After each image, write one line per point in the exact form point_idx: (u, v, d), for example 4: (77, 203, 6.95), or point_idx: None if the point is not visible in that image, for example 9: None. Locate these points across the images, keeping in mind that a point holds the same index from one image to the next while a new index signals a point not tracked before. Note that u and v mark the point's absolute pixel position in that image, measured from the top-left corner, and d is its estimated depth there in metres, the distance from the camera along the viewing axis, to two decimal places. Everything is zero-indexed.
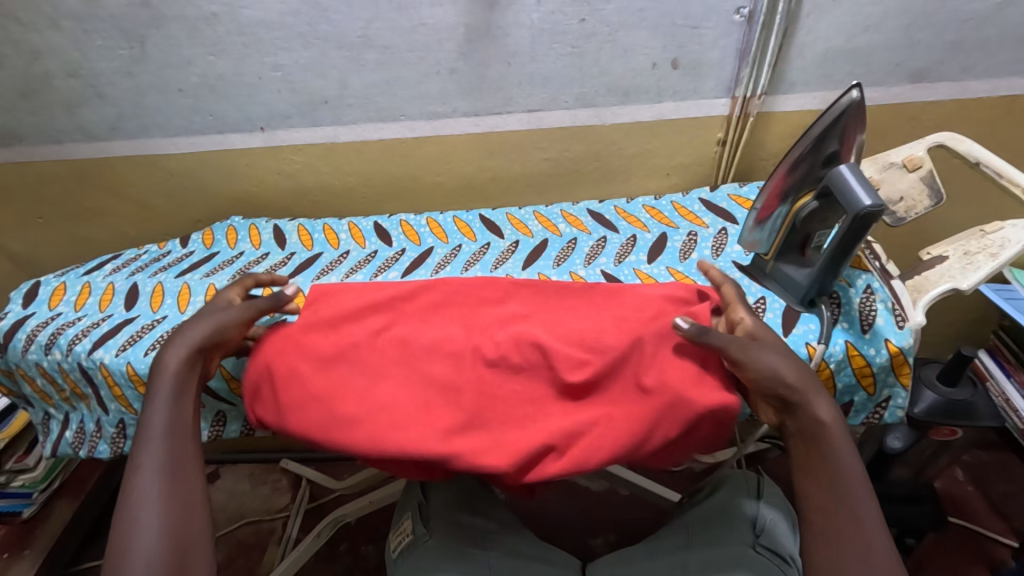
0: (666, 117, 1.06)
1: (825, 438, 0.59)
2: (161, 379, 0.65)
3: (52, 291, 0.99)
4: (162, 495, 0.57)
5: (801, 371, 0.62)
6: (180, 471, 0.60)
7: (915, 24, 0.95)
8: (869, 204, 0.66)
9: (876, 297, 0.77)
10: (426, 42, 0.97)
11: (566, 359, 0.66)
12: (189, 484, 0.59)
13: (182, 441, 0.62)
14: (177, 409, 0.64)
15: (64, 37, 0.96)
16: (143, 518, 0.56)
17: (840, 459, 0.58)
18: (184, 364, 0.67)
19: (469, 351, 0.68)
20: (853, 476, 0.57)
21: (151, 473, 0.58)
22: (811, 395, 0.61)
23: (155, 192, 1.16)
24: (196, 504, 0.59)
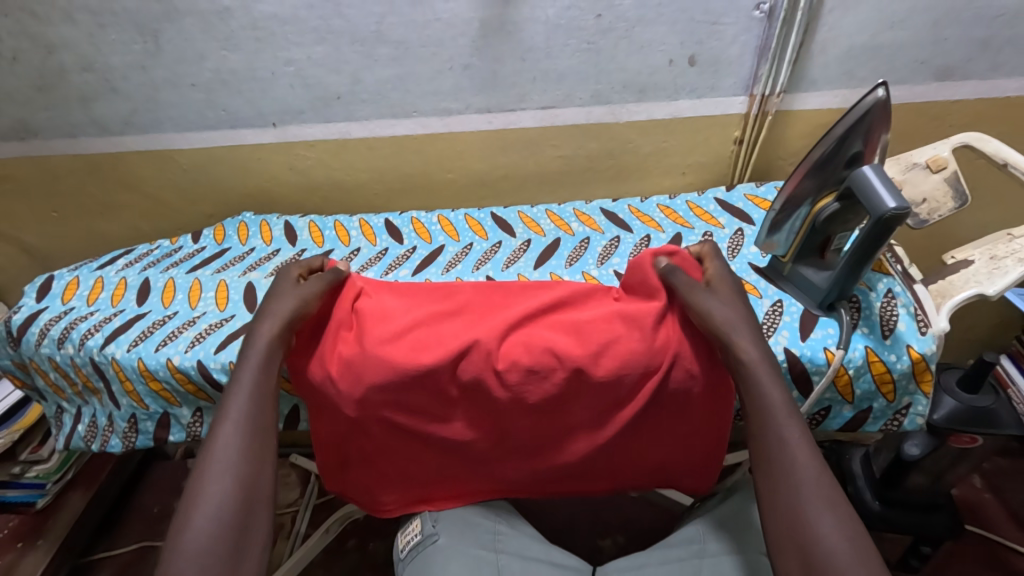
0: (683, 115, 1.04)
1: (747, 373, 0.60)
2: (262, 333, 0.66)
3: (65, 285, 0.99)
4: (239, 445, 0.57)
5: (734, 314, 0.64)
6: (258, 429, 0.59)
7: (942, 21, 0.93)
8: (893, 206, 0.64)
9: (898, 301, 0.75)
10: (440, 38, 0.96)
11: (580, 365, 0.66)
12: (262, 446, 0.59)
13: (265, 398, 0.62)
14: (266, 370, 0.64)
15: (79, 31, 0.96)
16: (221, 462, 0.56)
17: (762, 390, 0.58)
18: (275, 335, 0.66)
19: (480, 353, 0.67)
20: (772, 402, 0.57)
21: (233, 423, 0.59)
22: (727, 334, 0.62)
23: (167, 188, 1.16)
24: (268, 463, 0.58)
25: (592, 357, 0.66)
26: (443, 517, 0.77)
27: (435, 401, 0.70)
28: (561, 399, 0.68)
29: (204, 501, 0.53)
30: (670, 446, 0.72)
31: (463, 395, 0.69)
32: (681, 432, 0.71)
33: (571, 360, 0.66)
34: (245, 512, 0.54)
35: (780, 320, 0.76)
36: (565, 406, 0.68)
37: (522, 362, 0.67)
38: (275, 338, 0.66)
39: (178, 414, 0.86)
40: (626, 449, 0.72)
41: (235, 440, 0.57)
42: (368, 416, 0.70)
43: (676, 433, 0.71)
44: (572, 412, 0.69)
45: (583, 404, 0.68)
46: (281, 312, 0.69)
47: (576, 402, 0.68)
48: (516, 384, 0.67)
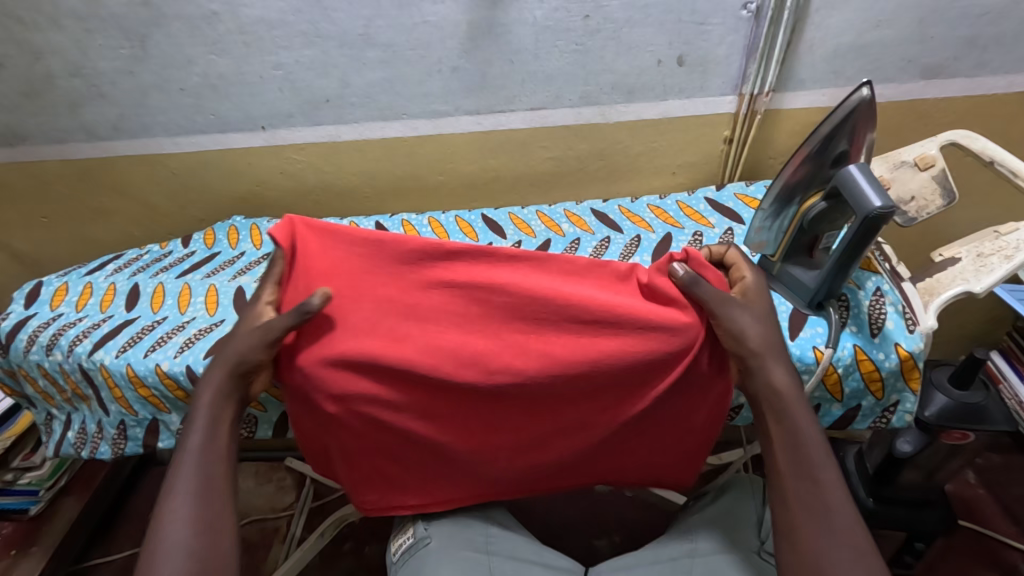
0: (672, 114, 1.04)
1: (776, 400, 0.61)
2: (206, 392, 0.66)
3: (54, 291, 0.99)
4: (190, 514, 0.58)
5: (765, 336, 0.64)
6: (209, 496, 0.59)
7: (928, 20, 0.93)
8: (880, 204, 0.64)
9: (886, 300, 0.76)
10: (428, 40, 0.96)
11: (577, 368, 0.66)
12: (215, 510, 0.59)
13: (217, 463, 0.62)
14: (212, 433, 0.63)
15: (65, 36, 0.96)
16: (174, 532, 0.56)
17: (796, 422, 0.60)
18: (218, 394, 0.66)
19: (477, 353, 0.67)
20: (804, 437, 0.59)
21: (183, 493, 0.59)
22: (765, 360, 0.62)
23: (158, 192, 1.16)
24: (222, 527, 0.58)
25: (591, 361, 0.66)
26: (436, 519, 0.76)
27: (422, 401, 0.69)
28: (556, 401, 0.68)
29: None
30: (666, 448, 0.72)
31: (451, 400, 0.68)
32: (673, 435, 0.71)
33: (569, 364, 0.66)
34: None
35: None
36: (559, 408, 0.69)
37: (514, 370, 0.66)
38: (220, 393, 0.66)
39: (167, 419, 0.85)
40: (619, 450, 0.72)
41: (188, 510, 0.58)
42: (350, 412, 0.68)
43: (672, 434, 0.71)
44: (562, 416, 0.69)
45: (575, 407, 0.69)
46: (229, 357, 0.67)
47: (569, 405, 0.68)
48: (494, 388, 0.67)
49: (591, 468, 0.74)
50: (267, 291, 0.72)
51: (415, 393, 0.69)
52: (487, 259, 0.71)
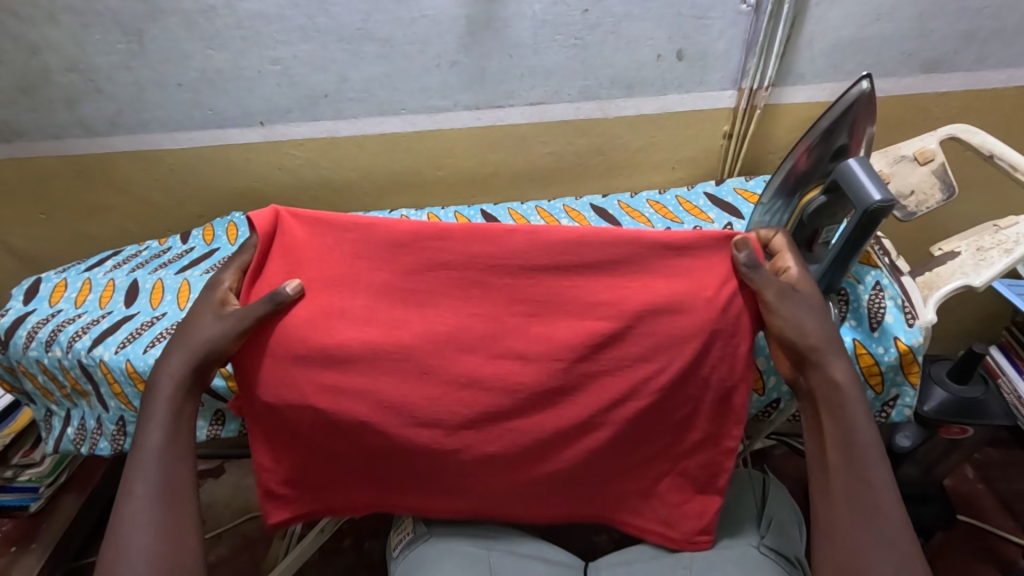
0: (671, 109, 1.04)
1: (834, 394, 0.58)
2: (162, 388, 0.65)
3: (52, 287, 0.99)
4: (149, 519, 0.58)
5: (827, 331, 0.61)
6: (173, 496, 0.60)
7: (928, 13, 0.93)
8: (879, 198, 0.63)
9: (885, 294, 0.75)
10: (427, 35, 0.95)
11: (579, 356, 0.66)
12: (174, 515, 0.59)
13: (175, 461, 0.62)
14: (173, 430, 0.63)
15: (62, 31, 0.96)
16: (136, 536, 0.57)
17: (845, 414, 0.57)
18: (178, 390, 0.65)
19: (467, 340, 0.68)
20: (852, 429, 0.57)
21: (141, 497, 0.59)
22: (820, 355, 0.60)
23: (156, 188, 1.15)
24: (184, 530, 0.59)
25: (592, 347, 0.66)
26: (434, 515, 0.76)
27: (415, 396, 0.67)
28: (547, 392, 0.67)
29: None
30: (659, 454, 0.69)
31: (441, 397, 0.67)
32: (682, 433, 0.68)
33: (566, 349, 0.66)
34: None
35: None
36: (553, 400, 0.67)
37: (506, 359, 0.67)
38: (180, 389, 0.65)
39: None
40: (630, 452, 0.69)
41: (149, 510, 0.58)
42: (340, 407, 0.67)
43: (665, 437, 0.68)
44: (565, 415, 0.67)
45: (575, 401, 0.67)
46: (193, 344, 0.67)
47: (570, 398, 0.67)
48: (490, 377, 0.67)
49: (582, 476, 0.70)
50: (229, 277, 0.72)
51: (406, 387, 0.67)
52: (476, 249, 0.69)
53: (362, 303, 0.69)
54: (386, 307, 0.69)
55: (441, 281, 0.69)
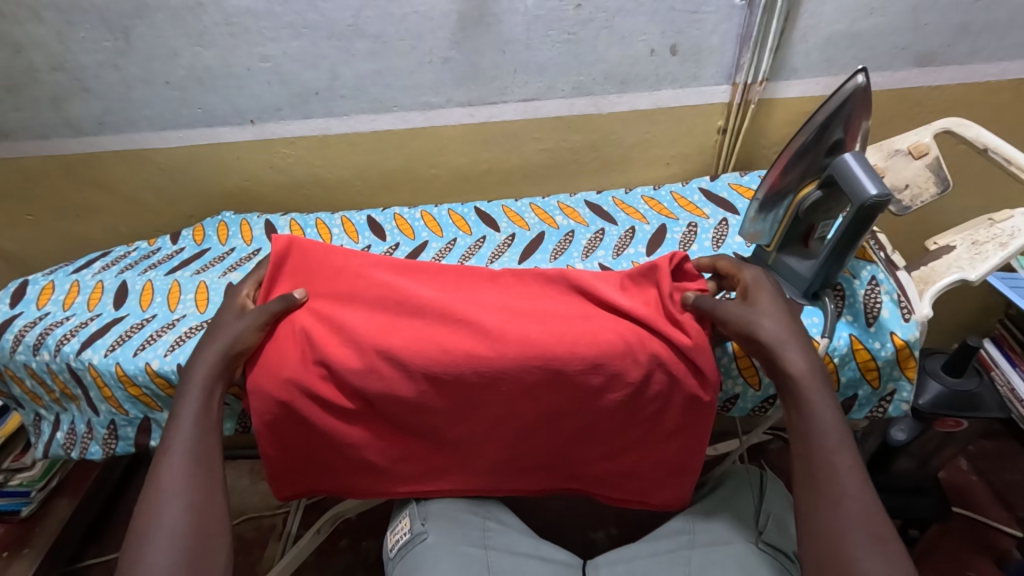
0: (665, 105, 1.03)
1: (802, 387, 0.59)
2: (199, 369, 0.68)
3: (40, 290, 0.97)
4: (186, 472, 0.60)
5: (778, 328, 0.62)
6: (205, 460, 0.62)
7: (921, 6, 0.93)
8: (875, 193, 0.63)
9: (881, 288, 0.75)
10: (418, 31, 0.94)
11: (556, 355, 0.65)
12: (208, 475, 0.61)
13: (210, 430, 0.64)
14: (206, 402, 0.66)
15: (47, 29, 0.94)
16: (169, 491, 0.59)
17: (813, 408, 0.57)
18: (213, 368, 0.68)
19: (465, 341, 0.66)
20: None
21: (178, 454, 0.61)
22: (773, 350, 0.61)
23: (144, 187, 1.13)
24: (217, 488, 0.61)
25: (565, 348, 0.65)
26: (430, 516, 0.75)
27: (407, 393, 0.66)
28: (528, 390, 0.66)
29: (155, 534, 0.56)
30: (644, 448, 0.71)
31: (435, 390, 0.66)
32: (656, 424, 0.69)
33: (545, 350, 0.65)
34: (200, 534, 0.57)
35: None
36: (534, 396, 0.67)
37: (479, 356, 0.65)
38: (213, 370, 0.68)
39: (158, 418, 0.84)
40: (604, 440, 0.71)
41: (180, 468, 0.60)
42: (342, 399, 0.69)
43: (649, 435, 0.70)
44: (546, 403, 0.67)
45: (555, 397, 0.67)
46: (221, 339, 0.70)
47: (541, 397, 0.67)
48: (472, 371, 0.65)
49: (567, 460, 0.73)
50: (245, 286, 0.79)
51: (397, 381, 0.66)
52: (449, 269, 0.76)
53: (360, 308, 0.72)
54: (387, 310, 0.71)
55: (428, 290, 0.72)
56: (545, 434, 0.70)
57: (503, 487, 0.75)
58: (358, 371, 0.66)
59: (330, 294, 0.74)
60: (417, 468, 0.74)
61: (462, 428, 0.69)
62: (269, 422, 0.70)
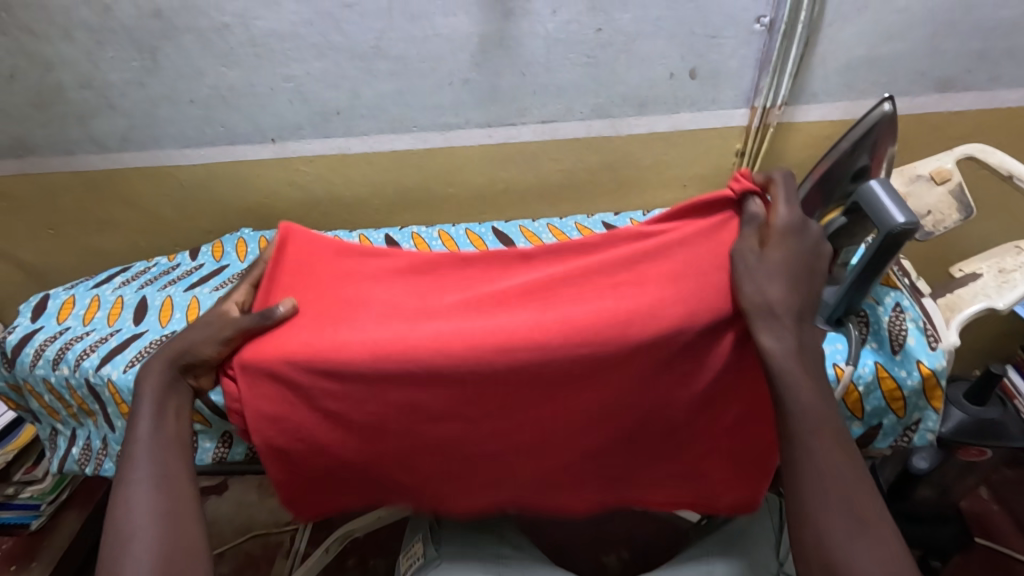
0: (683, 127, 1.03)
1: (775, 367, 0.52)
2: (148, 382, 0.66)
3: (61, 304, 0.98)
4: (151, 500, 0.56)
5: (780, 297, 0.55)
6: (168, 481, 0.58)
7: (940, 33, 0.92)
8: (903, 221, 0.61)
9: (906, 316, 0.74)
10: (440, 53, 0.95)
11: (608, 341, 0.58)
12: (175, 495, 0.57)
13: (169, 452, 0.61)
14: (160, 424, 0.63)
15: (77, 48, 0.96)
16: (137, 523, 0.55)
17: (795, 387, 0.51)
18: (163, 386, 0.66)
19: (493, 331, 0.61)
20: (804, 405, 0.50)
21: (138, 483, 0.58)
22: (756, 321, 0.55)
23: (166, 203, 1.15)
24: (188, 509, 0.57)
25: (618, 329, 0.58)
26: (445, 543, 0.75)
27: (419, 399, 0.63)
28: (576, 380, 0.61)
29: (125, 570, 0.52)
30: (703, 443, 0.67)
31: (454, 391, 0.62)
32: (698, 417, 0.65)
33: (591, 333, 0.58)
34: (175, 562, 0.53)
35: None
36: (579, 387, 0.62)
37: (518, 347, 0.59)
38: (164, 381, 0.66)
39: None
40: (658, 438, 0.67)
41: (143, 498, 0.56)
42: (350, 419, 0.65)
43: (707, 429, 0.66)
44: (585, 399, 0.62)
45: (599, 390, 0.62)
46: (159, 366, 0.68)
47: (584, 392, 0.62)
48: (504, 370, 0.60)
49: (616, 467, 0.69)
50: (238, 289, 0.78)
51: (409, 391, 0.62)
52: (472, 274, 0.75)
53: (366, 321, 0.68)
54: (396, 316, 0.68)
55: (448, 302, 0.69)
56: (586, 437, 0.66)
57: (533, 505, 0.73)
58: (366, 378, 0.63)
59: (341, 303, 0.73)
60: (440, 488, 0.71)
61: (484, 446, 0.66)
62: (278, 444, 0.68)
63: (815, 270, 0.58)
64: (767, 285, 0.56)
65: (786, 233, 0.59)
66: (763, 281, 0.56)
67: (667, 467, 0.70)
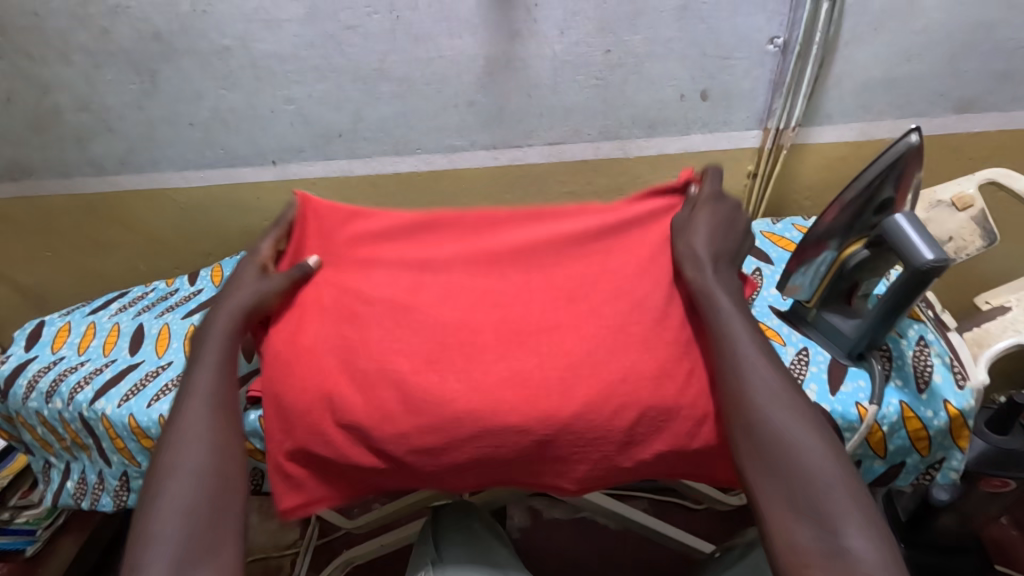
0: (694, 149, 1.01)
1: (702, 294, 0.65)
2: (220, 317, 0.72)
3: (55, 332, 0.96)
4: (207, 418, 0.61)
5: (712, 243, 0.69)
6: (224, 406, 0.63)
7: (960, 54, 0.90)
8: (932, 259, 0.59)
9: (931, 350, 0.71)
10: (444, 75, 0.93)
11: (571, 282, 0.73)
12: (227, 421, 0.62)
13: (229, 379, 0.66)
14: (227, 348, 0.69)
15: (74, 71, 0.94)
16: (194, 433, 0.60)
17: (713, 298, 0.64)
18: (231, 324, 0.71)
19: (492, 287, 0.74)
20: (725, 309, 0.63)
21: (200, 399, 0.63)
22: (683, 261, 0.69)
23: (165, 225, 1.13)
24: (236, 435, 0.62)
25: (576, 276, 0.73)
26: None
27: (428, 334, 0.70)
28: (550, 329, 0.69)
29: (179, 468, 0.57)
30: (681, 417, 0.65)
31: (449, 333, 0.70)
32: (668, 381, 0.65)
33: (560, 282, 0.72)
34: (220, 477, 0.58)
35: (807, 372, 0.73)
36: (554, 335, 0.68)
37: (502, 292, 0.73)
38: (230, 321, 0.71)
39: None
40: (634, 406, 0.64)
41: (200, 416, 0.61)
42: (361, 363, 0.69)
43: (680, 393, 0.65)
44: (568, 343, 0.67)
45: (569, 339, 0.68)
46: (231, 305, 0.73)
47: (557, 337, 0.68)
48: (501, 303, 0.72)
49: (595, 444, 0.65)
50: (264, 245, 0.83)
51: (417, 337, 0.70)
52: (467, 233, 0.82)
53: (379, 271, 0.78)
54: (402, 273, 0.77)
55: (448, 253, 0.79)
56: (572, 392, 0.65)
57: (530, 481, 0.70)
58: (385, 313, 0.72)
59: (358, 261, 0.81)
60: (435, 473, 0.69)
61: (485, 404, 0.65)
62: (284, 391, 0.71)
63: (737, 224, 0.73)
64: (696, 236, 0.70)
65: (712, 200, 0.75)
66: (692, 232, 0.71)
67: (663, 436, 0.66)
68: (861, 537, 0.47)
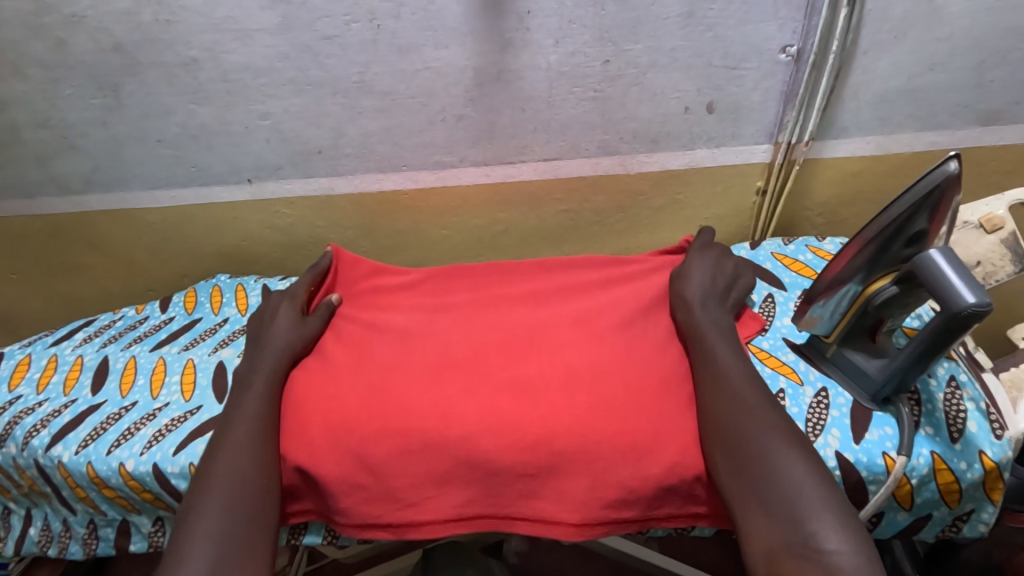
0: (699, 164, 0.94)
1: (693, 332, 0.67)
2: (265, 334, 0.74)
3: (15, 366, 0.89)
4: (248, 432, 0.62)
5: (703, 285, 0.72)
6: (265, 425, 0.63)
7: (988, 62, 0.83)
8: (973, 301, 0.53)
9: (964, 393, 0.65)
10: (430, 88, 0.86)
11: (571, 314, 0.74)
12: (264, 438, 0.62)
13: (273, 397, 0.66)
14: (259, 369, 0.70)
15: (30, 86, 0.87)
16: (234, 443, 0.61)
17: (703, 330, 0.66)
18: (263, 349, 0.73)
19: (498, 324, 0.74)
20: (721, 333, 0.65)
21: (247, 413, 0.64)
22: (678, 303, 0.71)
23: (137, 247, 1.06)
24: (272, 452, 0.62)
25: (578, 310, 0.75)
26: None
27: (434, 357, 0.70)
28: (556, 347, 0.70)
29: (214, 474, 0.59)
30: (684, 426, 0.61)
31: (458, 356, 0.70)
32: (670, 392, 0.63)
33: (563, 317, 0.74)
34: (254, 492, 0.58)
35: (827, 416, 0.66)
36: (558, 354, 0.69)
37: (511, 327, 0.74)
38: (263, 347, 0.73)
39: (136, 521, 0.75)
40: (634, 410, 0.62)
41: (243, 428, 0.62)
42: (368, 370, 0.69)
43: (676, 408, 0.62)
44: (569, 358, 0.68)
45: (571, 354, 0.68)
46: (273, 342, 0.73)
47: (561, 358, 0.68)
48: (508, 332, 0.73)
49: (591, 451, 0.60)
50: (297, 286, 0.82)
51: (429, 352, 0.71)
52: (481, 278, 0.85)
53: (397, 311, 0.79)
54: (416, 310, 0.79)
55: (462, 297, 0.80)
56: (566, 404, 0.62)
57: (518, 510, 0.61)
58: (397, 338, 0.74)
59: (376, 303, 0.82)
60: (411, 478, 0.61)
61: (489, 405, 0.63)
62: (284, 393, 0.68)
63: (733, 271, 0.77)
64: (691, 277, 0.73)
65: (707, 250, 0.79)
66: (688, 273, 0.74)
67: (670, 442, 0.60)
68: (835, 536, 0.48)
